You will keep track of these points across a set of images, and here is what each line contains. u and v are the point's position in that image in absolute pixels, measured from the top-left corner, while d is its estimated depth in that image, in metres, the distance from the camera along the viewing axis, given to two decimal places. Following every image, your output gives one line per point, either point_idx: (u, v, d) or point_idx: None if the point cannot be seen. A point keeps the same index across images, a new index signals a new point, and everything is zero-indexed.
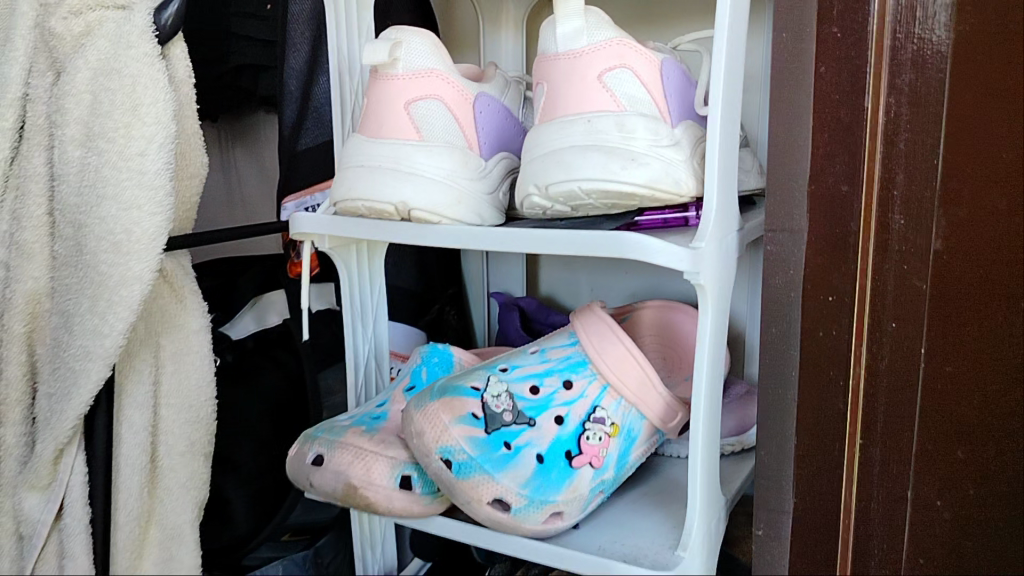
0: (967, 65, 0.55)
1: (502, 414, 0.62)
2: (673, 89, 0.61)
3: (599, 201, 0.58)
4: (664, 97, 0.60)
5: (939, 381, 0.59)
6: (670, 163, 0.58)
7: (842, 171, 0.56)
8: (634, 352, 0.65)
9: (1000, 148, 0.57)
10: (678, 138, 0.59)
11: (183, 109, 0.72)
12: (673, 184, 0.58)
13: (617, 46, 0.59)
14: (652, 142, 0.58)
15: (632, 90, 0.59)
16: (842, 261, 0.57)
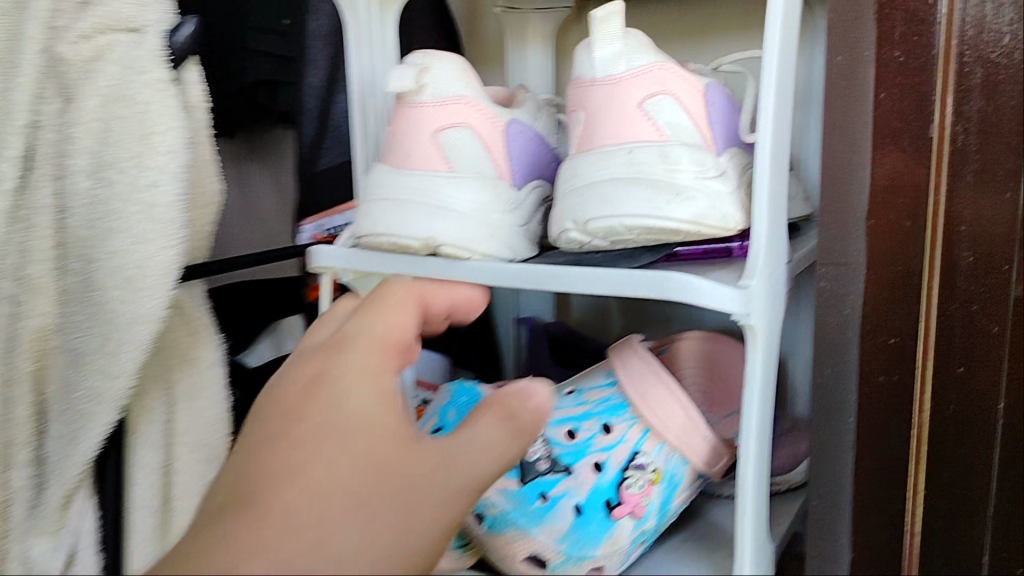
0: None
1: (537, 462, 0.59)
2: (720, 117, 0.57)
3: (641, 236, 0.54)
4: (708, 123, 0.56)
5: (1018, 438, 0.54)
6: (717, 196, 0.54)
7: (905, 206, 0.52)
8: (676, 394, 0.61)
9: None
10: (727, 168, 0.55)
11: (197, 135, 0.68)
12: (721, 217, 0.53)
13: (659, 71, 0.55)
14: (699, 173, 0.54)
15: (676, 118, 0.55)
16: (904, 300, 0.53)
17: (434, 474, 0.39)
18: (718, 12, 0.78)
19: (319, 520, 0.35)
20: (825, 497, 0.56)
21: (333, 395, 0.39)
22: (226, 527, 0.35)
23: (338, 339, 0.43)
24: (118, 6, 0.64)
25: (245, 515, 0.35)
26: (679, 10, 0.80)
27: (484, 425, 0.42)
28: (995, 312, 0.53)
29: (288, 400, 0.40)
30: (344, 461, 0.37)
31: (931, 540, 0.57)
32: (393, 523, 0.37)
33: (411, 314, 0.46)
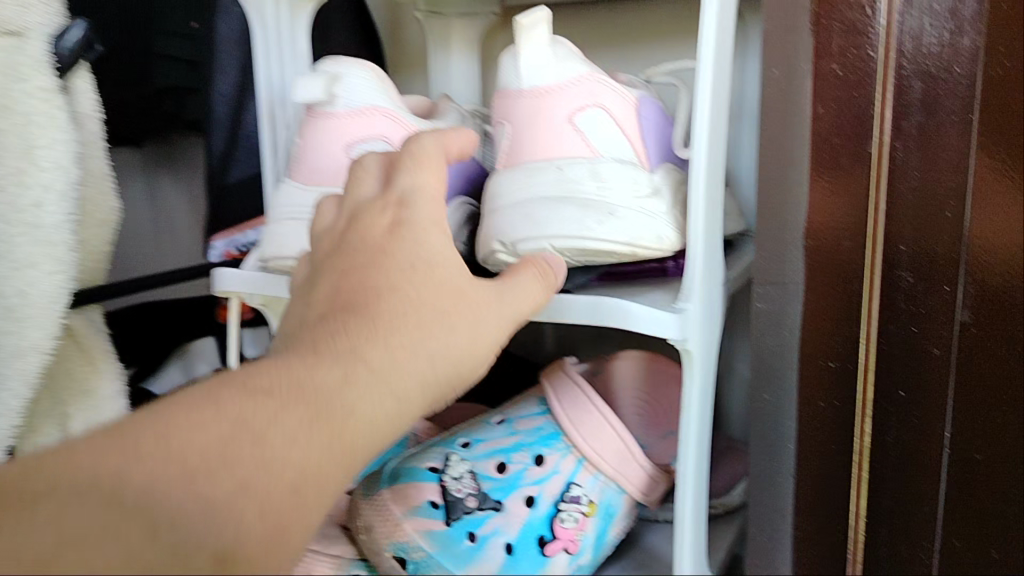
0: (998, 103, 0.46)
1: (464, 499, 0.54)
2: (652, 131, 0.54)
3: (577, 258, 0.51)
4: (642, 138, 0.53)
5: (970, 474, 0.49)
6: (652, 215, 0.51)
7: (845, 223, 0.50)
8: (610, 421, 0.58)
9: None
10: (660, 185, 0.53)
11: (87, 148, 0.63)
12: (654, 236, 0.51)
13: (588, 83, 0.52)
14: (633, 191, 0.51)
15: (607, 132, 0.52)
16: (843, 323, 0.51)
17: (485, 316, 0.38)
18: (647, 20, 0.76)
19: (403, 337, 0.33)
20: (766, 513, 0.56)
21: (399, 269, 0.37)
22: (315, 344, 0.31)
23: (402, 193, 0.41)
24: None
25: (329, 369, 0.30)
26: (608, 18, 0.78)
27: (516, 283, 0.42)
28: (937, 334, 0.48)
29: (354, 261, 0.37)
30: (410, 323, 0.34)
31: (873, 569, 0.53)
32: (463, 345, 0.36)
33: (443, 176, 0.42)
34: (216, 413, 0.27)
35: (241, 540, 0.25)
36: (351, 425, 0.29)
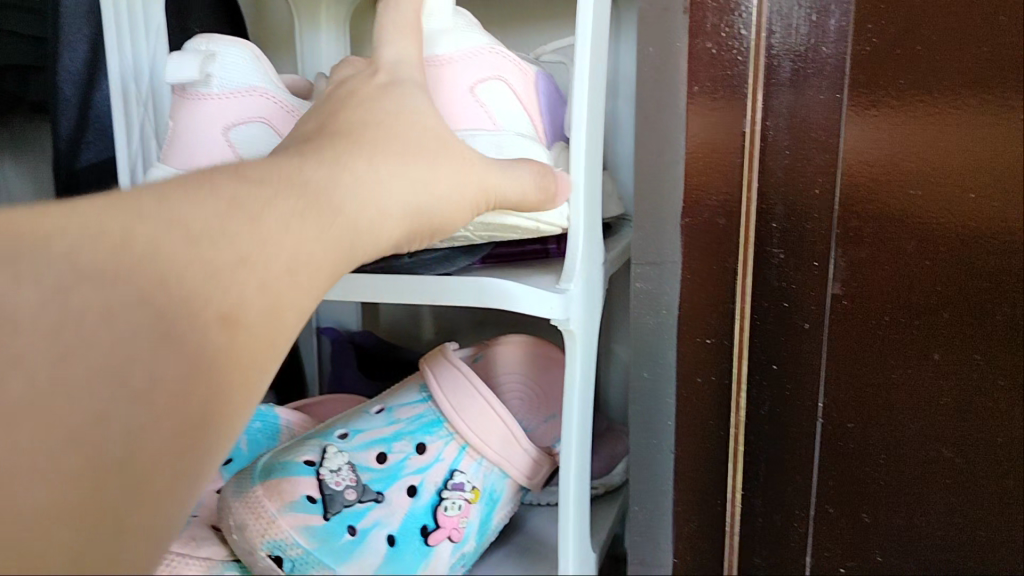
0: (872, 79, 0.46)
1: (343, 492, 0.52)
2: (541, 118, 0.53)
3: (476, 232, 0.48)
4: (538, 114, 0.52)
5: (840, 440, 0.50)
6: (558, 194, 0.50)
7: (717, 203, 0.51)
8: (495, 407, 0.56)
9: (914, 178, 0.45)
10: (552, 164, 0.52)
11: None
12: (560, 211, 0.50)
13: (490, 55, 0.49)
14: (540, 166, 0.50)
15: (511, 105, 0.50)
16: (719, 300, 0.52)
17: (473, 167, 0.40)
18: None
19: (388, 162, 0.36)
20: (648, 487, 0.57)
21: (383, 115, 0.39)
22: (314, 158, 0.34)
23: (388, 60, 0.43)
24: None
25: (320, 170, 0.33)
26: None
27: (509, 165, 0.42)
28: (806, 310, 0.50)
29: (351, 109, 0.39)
30: (394, 153, 0.37)
31: (749, 540, 0.54)
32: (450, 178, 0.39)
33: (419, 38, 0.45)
34: (215, 195, 0.30)
35: (246, 307, 0.28)
36: (356, 226, 0.33)
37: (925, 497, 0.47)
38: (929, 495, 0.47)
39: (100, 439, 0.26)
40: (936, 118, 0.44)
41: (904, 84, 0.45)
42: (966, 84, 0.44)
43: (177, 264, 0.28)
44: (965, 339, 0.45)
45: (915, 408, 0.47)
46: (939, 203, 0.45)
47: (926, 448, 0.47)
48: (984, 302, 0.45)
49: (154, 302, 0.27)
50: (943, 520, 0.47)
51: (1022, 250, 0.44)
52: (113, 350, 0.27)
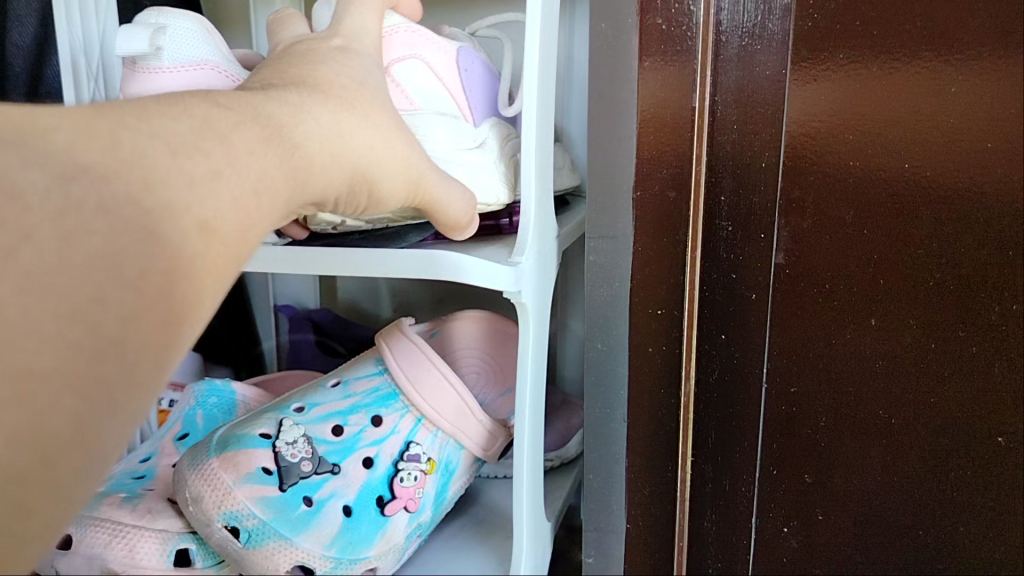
0: (818, 57, 0.47)
1: (299, 463, 0.52)
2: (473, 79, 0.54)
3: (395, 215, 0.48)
4: (462, 93, 0.53)
5: (785, 405, 0.52)
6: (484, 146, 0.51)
7: (668, 175, 0.51)
8: (450, 379, 0.57)
9: (851, 151, 0.48)
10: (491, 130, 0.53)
11: None
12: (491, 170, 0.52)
13: (405, 33, 0.50)
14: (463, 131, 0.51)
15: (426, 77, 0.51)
16: (670, 271, 0.53)
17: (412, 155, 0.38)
18: None
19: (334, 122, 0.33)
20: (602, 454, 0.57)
21: (345, 77, 0.36)
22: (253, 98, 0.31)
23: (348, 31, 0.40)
24: None
25: (275, 106, 0.31)
26: None
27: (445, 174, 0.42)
28: (754, 281, 0.51)
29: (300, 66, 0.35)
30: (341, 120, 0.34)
31: (699, 505, 0.56)
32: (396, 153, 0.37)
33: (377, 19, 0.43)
34: (185, 109, 0.29)
35: (223, 216, 0.27)
36: (309, 169, 0.31)
37: (863, 459, 0.50)
38: (867, 450, 0.50)
39: (86, 317, 0.24)
40: (875, 91, 0.46)
41: (842, 60, 0.47)
42: (902, 62, 0.46)
43: (160, 165, 0.26)
44: (906, 308, 0.48)
45: (852, 368, 0.50)
46: (874, 181, 0.47)
47: (865, 413, 0.50)
48: (919, 272, 0.48)
49: (143, 199, 0.26)
50: (881, 474, 0.50)
51: (948, 219, 0.47)
52: (99, 234, 0.25)
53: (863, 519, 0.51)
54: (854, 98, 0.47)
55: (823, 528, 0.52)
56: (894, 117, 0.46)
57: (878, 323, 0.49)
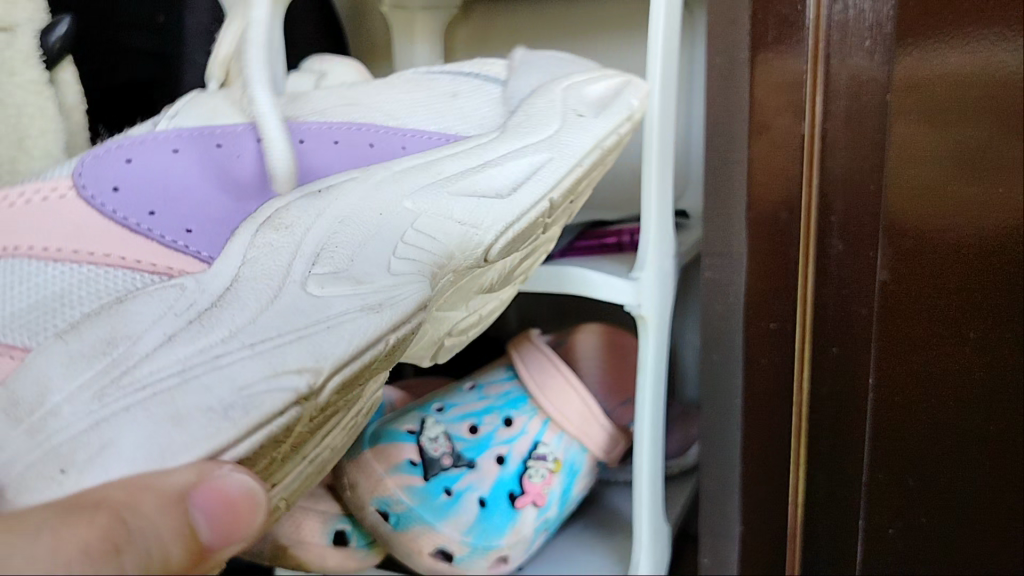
0: (916, 82, 0.52)
1: (440, 458, 0.58)
2: (412, 142, 0.47)
3: None
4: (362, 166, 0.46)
5: (891, 415, 0.55)
6: (450, 205, 0.41)
7: (780, 199, 0.55)
8: (574, 384, 0.63)
9: (948, 167, 0.51)
10: (581, 108, 0.49)
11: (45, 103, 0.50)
12: (473, 214, 0.42)
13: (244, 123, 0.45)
14: (473, 183, 0.43)
15: (263, 127, 0.42)
16: (781, 287, 0.56)
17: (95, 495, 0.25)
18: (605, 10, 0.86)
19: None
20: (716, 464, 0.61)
21: None
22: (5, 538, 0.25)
23: None
24: None
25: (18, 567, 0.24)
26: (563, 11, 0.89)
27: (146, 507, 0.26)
28: (863, 297, 0.55)
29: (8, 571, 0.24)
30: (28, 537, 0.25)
31: (810, 508, 0.59)
32: None
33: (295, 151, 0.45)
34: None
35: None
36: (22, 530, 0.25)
37: (960, 467, 0.54)
38: (973, 455, 0.53)
39: None
40: (973, 114, 0.51)
41: (925, 91, 0.52)
42: (1005, 87, 0.50)
43: None
44: (1001, 322, 0.51)
45: (952, 375, 0.53)
46: (953, 194, 0.52)
47: (970, 408, 0.53)
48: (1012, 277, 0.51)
49: None
50: (988, 478, 0.53)
51: None
52: None
53: (974, 519, 0.54)
54: (949, 112, 0.51)
55: (925, 529, 0.55)
56: (985, 137, 0.51)
57: (977, 337, 0.52)
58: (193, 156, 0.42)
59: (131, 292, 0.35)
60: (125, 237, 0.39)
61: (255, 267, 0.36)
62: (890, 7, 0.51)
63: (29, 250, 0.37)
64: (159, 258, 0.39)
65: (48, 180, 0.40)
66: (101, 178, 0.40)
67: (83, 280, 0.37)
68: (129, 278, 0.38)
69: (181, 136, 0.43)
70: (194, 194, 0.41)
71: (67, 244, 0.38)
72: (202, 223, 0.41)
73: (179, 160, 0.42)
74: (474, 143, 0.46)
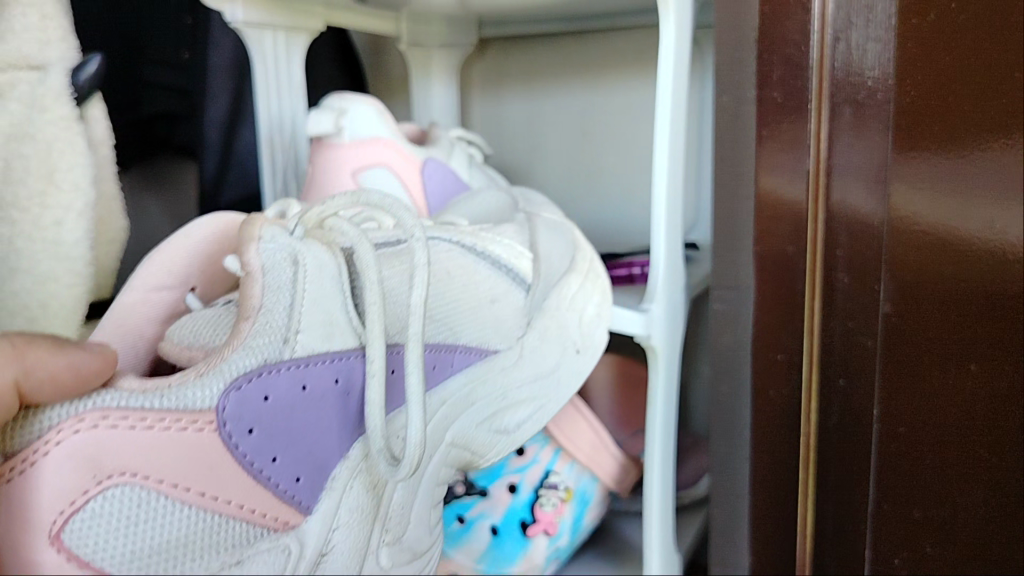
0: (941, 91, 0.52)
1: (453, 486, 0.59)
2: (462, 360, 0.50)
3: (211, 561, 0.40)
4: (450, 363, 0.50)
5: (896, 446, 0.56)
6: (476, 442, 0.52)
7: (788, 233, 0.57)
8: (584, 413, 0.63)
9: (965, 187, 0.52)
10: (580, 343, 0.57)
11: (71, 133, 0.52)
12: (488, 439, 0.53)
13: (332, 302, 0.43)
14: (503, 418, 0.54)
15: (372, 354, 0.42)
16: (789, 318, 0.58)
17: None
18: (621, 44, 0.87)
19: None
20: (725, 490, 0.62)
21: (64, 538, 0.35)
22: None
23: None
24: (17, 42, 0.48)
25: None
26: (576, 45, 0.90)
27: None
28: (868, 328, 0.56)
29: None
30: None
31: (819, 539, 0.60)
32: None
33: (334, 369, 0.43)
34: None
35: None
36: None
37: (957, 500, 0.54)
38: (973, 489, 0.54)
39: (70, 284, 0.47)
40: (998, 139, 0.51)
41: (926, 168, 0.53)
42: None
43: None
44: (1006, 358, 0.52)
45: (952, 408, 0.54)
46: (947, 285, 0.53)
47: (964, 460, 0.54)
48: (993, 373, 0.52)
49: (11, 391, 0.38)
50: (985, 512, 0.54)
51: None
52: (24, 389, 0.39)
53: (975, 551, 0.54)
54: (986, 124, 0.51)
55: (931, 560, 0.56)
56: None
57: (978, 369, 0.53)
58: (321, 396, 0.42)
59: (242, 549, 0.39)
60: (249, 486, 0.39)
61: (339, 538, 0.43)
62: (893, 49, 0.53)
63: (145, 477, 0.35)
64: (268, 507, 0.40)
65: (191, 406, 0.36)
66: (241, 417, 0.38)
67: (211, 530, 0.38)
68: (244, 529, 0.39)
69: (290, 374, 0.40)
70: (310, 432, 0.42)
71: (196, 484, 0.37)
72: (310, 466, 0.42)
73: (305, 401, 0.41)
74: (493, 289, 0.53)
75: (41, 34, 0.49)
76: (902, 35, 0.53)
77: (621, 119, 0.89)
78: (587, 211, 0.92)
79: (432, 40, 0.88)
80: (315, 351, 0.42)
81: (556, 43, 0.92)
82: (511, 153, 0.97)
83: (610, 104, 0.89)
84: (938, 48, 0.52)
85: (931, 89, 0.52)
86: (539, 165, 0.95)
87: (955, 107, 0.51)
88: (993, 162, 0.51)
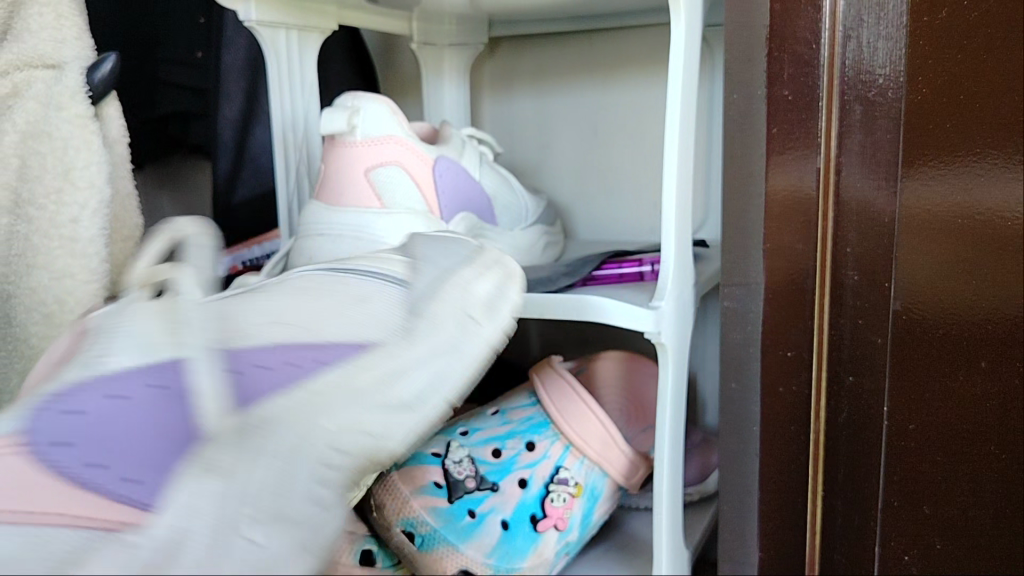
0: (949, 90, 0.54)
1: (464, 480, 0.60)
2: (300, 360, 0.37)
3: None
4: (282, 360, 0.36)
5: (906, 444, 0.57)
6: (361, 430, 0.36)
7: (798, 230, 0.56)
8: (595, 410, 0.64)
9: (962, 186, 0.55)
10: (475, 312, 0.44)
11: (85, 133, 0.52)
12: (388, 412, 0.37)
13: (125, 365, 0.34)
14: (381, 391, 0.38)
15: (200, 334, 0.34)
16: (800, 317, 0.57)
17: None
18: (632, 43, 0.88)
19: None
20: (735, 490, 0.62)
21: None
22: None
23: None
24: (35, 40, 0.50)
25: None
26: (586, 43, 0.90)
27: None
28: (878, 325, 0.56)
29: None
30: None
31: (829, 537, 0.60)
32: None
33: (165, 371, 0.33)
34: None
35: None
36: None
37: (967, 495, 0.56)
38: (983, 484, 0.56)
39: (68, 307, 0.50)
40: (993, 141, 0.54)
41: (932, 166, 0.55)
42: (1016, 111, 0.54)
43: None
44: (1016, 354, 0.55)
45: (962, 404, 0.56)
46: (955, 290, 0.55)
47: (977, 459, 0.56)
48: (1003, 366, 0.55)
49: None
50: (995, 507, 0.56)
51: None
52: None
53: (985, 545, 0.56)
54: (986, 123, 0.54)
55: (941, 555, 0.57)
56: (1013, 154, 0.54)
57: (988, 365, 0.55)
58: (145, 400, 0.32)
59: None
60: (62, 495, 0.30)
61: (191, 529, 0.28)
62: (903, 46, 0.54)
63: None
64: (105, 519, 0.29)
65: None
66: (46, 436, 0.32)
67: None
68: None
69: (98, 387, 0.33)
70: (126, 440, 0.31)
71: None
72: (140, 467, 0.30)
73: (118, 407, 0.32)
74: (359, 290, 0.42)
75: (56, 32, 0.51)
76: (913, 34, 0.54)
77: (631, 117, 0.89)
78: (597, 210, 0.93)
79: (445, 37, 0.89)
80: (128, 363, 0.34)
81: (567, 41, 0.92)
82: (522, 151, 0.97)
83: (620, 102, 0.90)
84: (949, 46, 0.53)
85: (940, 88, 0.54)
86: (550, 163, 0.95)
87: (963, 102, 0.54)
88: (997, 169, 0.55)
